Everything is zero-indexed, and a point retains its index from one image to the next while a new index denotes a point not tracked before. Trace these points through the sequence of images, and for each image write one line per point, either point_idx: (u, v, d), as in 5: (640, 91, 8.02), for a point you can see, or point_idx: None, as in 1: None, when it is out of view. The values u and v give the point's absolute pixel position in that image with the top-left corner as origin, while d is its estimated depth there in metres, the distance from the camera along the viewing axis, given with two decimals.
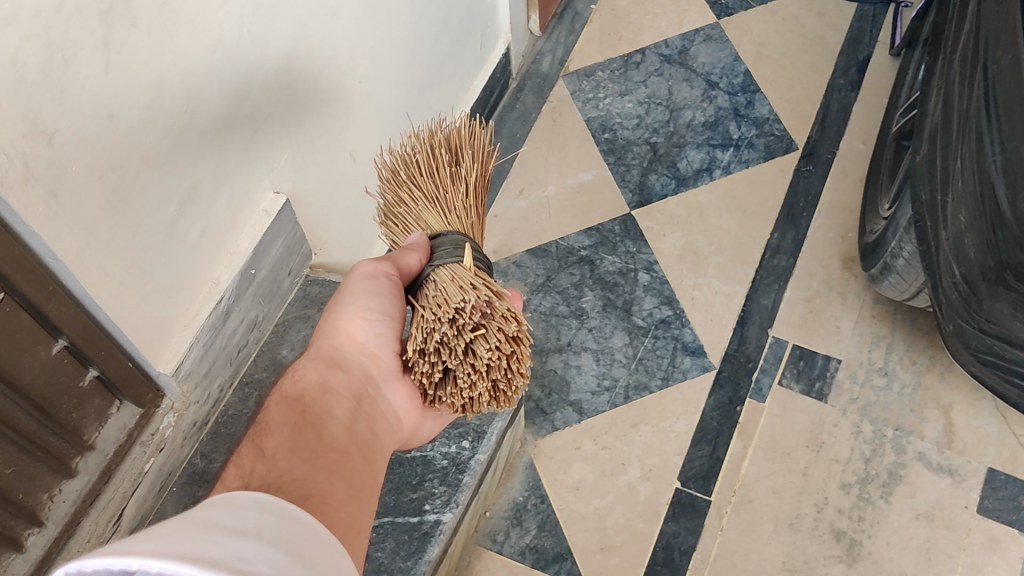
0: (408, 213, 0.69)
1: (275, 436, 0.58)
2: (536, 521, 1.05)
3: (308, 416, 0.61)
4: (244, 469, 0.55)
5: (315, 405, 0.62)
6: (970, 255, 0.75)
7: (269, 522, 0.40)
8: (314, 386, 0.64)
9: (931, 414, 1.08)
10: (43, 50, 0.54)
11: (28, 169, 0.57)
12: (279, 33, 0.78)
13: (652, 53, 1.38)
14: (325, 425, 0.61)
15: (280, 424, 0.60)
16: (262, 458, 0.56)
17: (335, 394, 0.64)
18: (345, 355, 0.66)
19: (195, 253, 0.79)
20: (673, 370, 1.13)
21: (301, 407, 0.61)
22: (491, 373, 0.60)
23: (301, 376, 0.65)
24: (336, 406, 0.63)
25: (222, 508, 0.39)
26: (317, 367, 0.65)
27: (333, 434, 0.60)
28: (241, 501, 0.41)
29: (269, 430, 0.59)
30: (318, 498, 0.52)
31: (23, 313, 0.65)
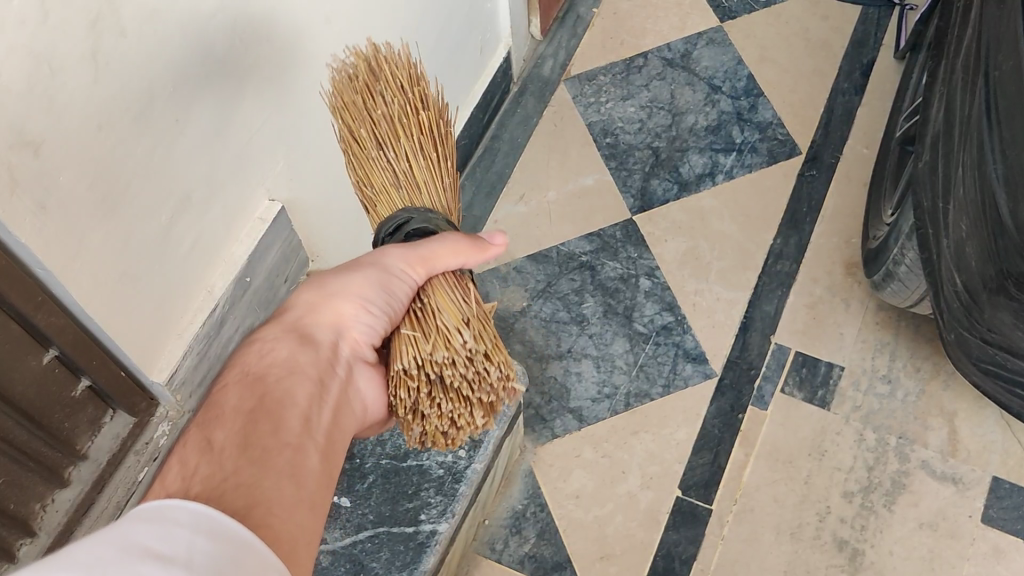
0: (437, 161, 0.68)
1: (226, 425, 0.55)
2: (534, 530, 1.05)
3: (268, 401, 0.57)
4: (190, 467, 0.51)
5: (277, 387, 0.58)
6: (971, 264, 0.74)
7: (204, 545, 0.39)
8: (280, 363, 0.60)
9: (935, 422, 1.06)
10: (29, 61, 0.54)
11: (15, 181, 0.56)
12: (273, 40, 0.77)
13: (654, 57, 1.37)
14: (284, 410, 0.57)
15: (233, 412, 0.56)
16: (209, 453, 0.52)
17: (300, 375, 0.60)
18: (315, 331, 0.64)
19: (189, 262, 0.79)
20: (674, 377, 1.12)
21: (264, 390, 0.58)
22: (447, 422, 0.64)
23: (268, 349, 0.61)
24: (298, 390, 0.59)
25: (152, 529, 0.38)
26: (291, 345, 0.62)
27: (291, 422, 0.57)
28: (178, 516, 0.40)
29: (220, 417, 0.55)
30: (262, 508, 0.49)
31: (13, 324, 0.64)
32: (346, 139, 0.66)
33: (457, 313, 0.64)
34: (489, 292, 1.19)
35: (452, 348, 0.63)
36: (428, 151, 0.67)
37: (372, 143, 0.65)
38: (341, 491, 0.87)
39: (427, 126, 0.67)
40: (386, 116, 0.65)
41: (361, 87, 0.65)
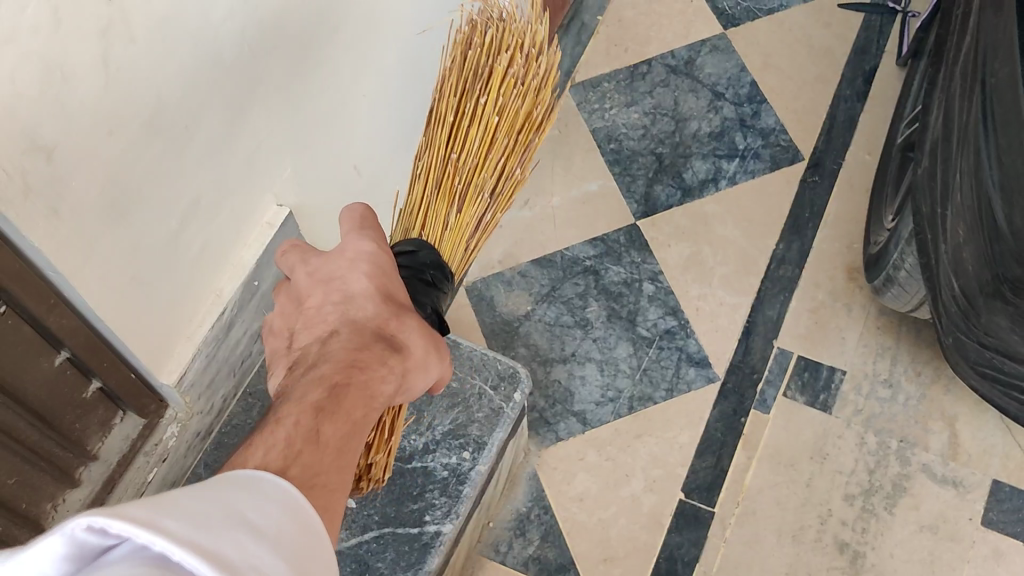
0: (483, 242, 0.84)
1: (331, 426, 0.52)
2: (539, 532, 1.06)
3: (364, 424, 0.56)
4: (304, 448, 0.49)
5: (370, 418, 0.57)
6: (968, 269, 0.74)
7: (288, 525, 0.39)
8: (382, 393, 0.58)
9: (936, 426, 1.07)
10: (41, 68, 0.55)
11: (28, 186, 0.58)
12: (280, 49, 0.78)
13: (658, 64, 1.38)
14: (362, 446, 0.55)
15: (343, 416, 0.54)
16: (316, 443, 0.50)
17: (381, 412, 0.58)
18: (406, 381, 0.62)
19: (198, 265, 0.80)
20: (677, 381, 1.13)
21: (363, 414, 0.56)
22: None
23: (382, 372, 0.59)
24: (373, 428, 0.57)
25: (246, 499, 0.39)
26: (393, 379, 0.60)
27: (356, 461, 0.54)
28: (267, 492, 0.40)
29: (331, 415, 0.53)
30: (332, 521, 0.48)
31: (25, 325, 0.65)
32: (482, 126, 0.77)
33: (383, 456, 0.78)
34: (494, 296, 1.21)
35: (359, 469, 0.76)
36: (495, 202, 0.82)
37: (492, 162, 0.79)
38: None
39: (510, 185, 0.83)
40: (513, 151, 0.81)
41: (522, 116, 0.80)
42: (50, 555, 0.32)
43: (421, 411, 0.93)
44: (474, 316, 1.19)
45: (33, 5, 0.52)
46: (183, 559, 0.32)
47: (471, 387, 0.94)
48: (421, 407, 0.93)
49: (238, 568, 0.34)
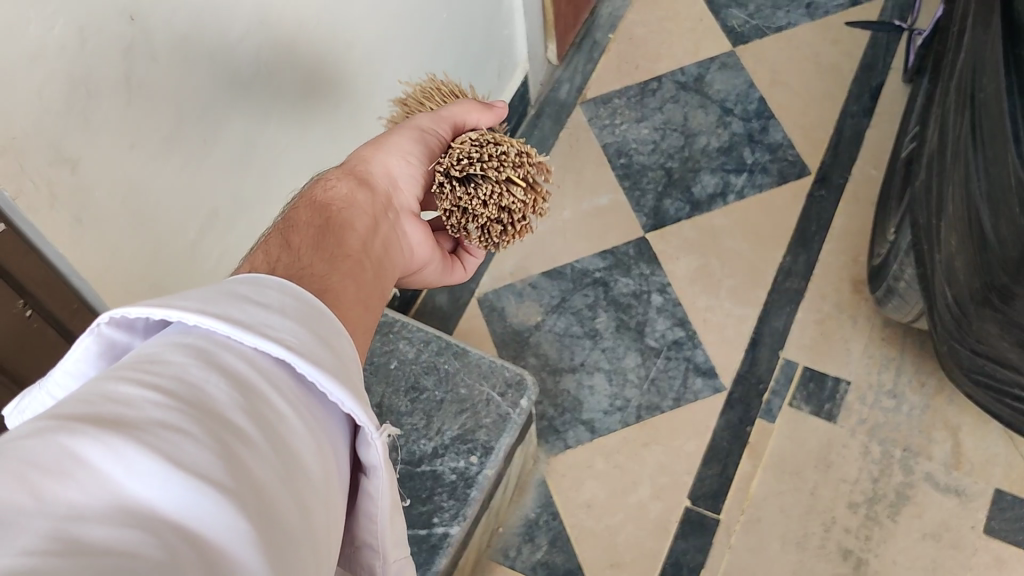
0: None
1: (305, 213, 0.58)
2: (547, 537, 1.08)
3: (333, 222, 0.58)
4: (270, 257, 0.50)
5: (341, 215, 0.59)
6: (959, 277, 0.77)
7: (296, 301, 0.41)
8: (341, 198, 0.61)
9: (939, 435, 1.09)
10: (67, 84, 0.58)
11: (54, 195, 0.61)
12: (297, 66, 0.82)
13: (668, 80, 1.41)
14: (351, 214, 0.60)
15: (307, 223, 0.56)
16: (286, 249, 0.51)
17: (358, 208, 0.61)
18: (374, 178, 0.65)
19: (217, 275, 0.83)
20: (685, 391, 1.15)
21: (316, 216, 0.58)
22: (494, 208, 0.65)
23: (331, 187, 0.63)
24: (358, 220, 0.59)
25: (250, 284, 0.40)
26: (365, 166, 0.65)
27: (351, 240, 0.57)
28: (267, 283, 0.41)
29: (294, 226, 0.55)
30: (329, 297, 0.48)
31: (49, 330, 0.69)
32: None
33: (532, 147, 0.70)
34: (505, 307, 1.23)
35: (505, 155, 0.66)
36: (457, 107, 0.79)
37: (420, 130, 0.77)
38: None
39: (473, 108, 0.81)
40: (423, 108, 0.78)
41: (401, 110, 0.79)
42: (84, 353, 0.39)
43: (430, 416, 0.96)
44: (486, 326, 1.23)
45: (60, 26, 0.56)
46: (199, 323, 0.36)
47: (479, 394, 0.97)
48: (432, 411, 0.96)
49: (249, 324, 0.37)
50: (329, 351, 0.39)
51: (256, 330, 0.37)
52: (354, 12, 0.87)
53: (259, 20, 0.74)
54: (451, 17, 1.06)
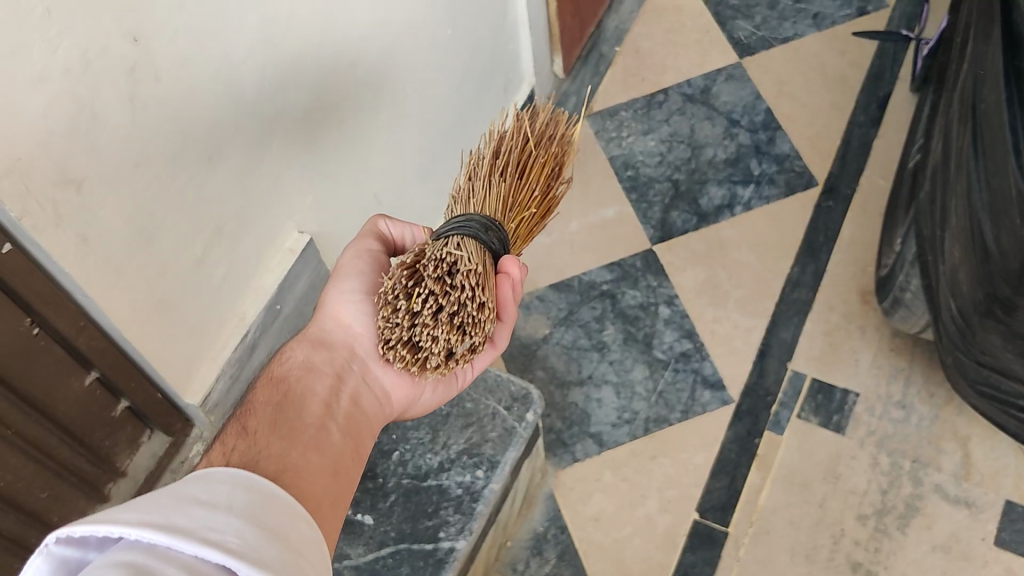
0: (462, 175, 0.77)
1: (265, 393, 0.69)
2: (555, 551, 1.08)
3: (290, 395, 0.68)
4: (229, 442, 0.61)
5: (298, 385, 0.70)
6: (963, 289, 0.76)
7: (240, 495, 0.47)
8: (299, 368, 0.72)
9: (948, 446, 1.08)
10: (71, 107, 0.59)
11: (59, 216, 0.62)
12: (300, 85, 0.82)
13: (674, 93, 1.41)
14: (310, 382, 0.70)
15: (263, 404, 0.67)
16: (244, 435, 0.62)
17: (316, 373, 0.71)
18: (329, 336, 0.74)
19: (222, 292, 0.84)
20: (692, 404, 1.15)
21: (272, 392, 0.69)
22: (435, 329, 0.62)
23: (289, 359, 0.73)
24: (316, 385, 0.70)
25: (200, 484, 0.47)
26: (319, 329, 0.75)
27: (312, 408, 0.68)
28: (219, 477, 0.48)
29: (253, 408, 0.67)
30: (291, 472, 0.59)
31: (56, 347, 0.70)
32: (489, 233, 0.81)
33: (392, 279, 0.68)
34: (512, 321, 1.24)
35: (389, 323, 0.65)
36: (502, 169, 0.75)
37: None
38: (365, 509, 0.91)
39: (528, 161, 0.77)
40: None
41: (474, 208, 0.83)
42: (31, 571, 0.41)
43: (436, 429, 0.96)
44: None
45: (64, 47, 0.57)
46: (141, 536, 0.40)
47: (485, 408, 0.97)
48: (437, 425, 0.96)
49: (190, 528, 0.42)
50: (271, 546, 0.44)
51: (198, 535, 0.41)
52: (358, 30, 0.87)
53: (263, 39, 0.75)
54: (456, 33, 1.06)
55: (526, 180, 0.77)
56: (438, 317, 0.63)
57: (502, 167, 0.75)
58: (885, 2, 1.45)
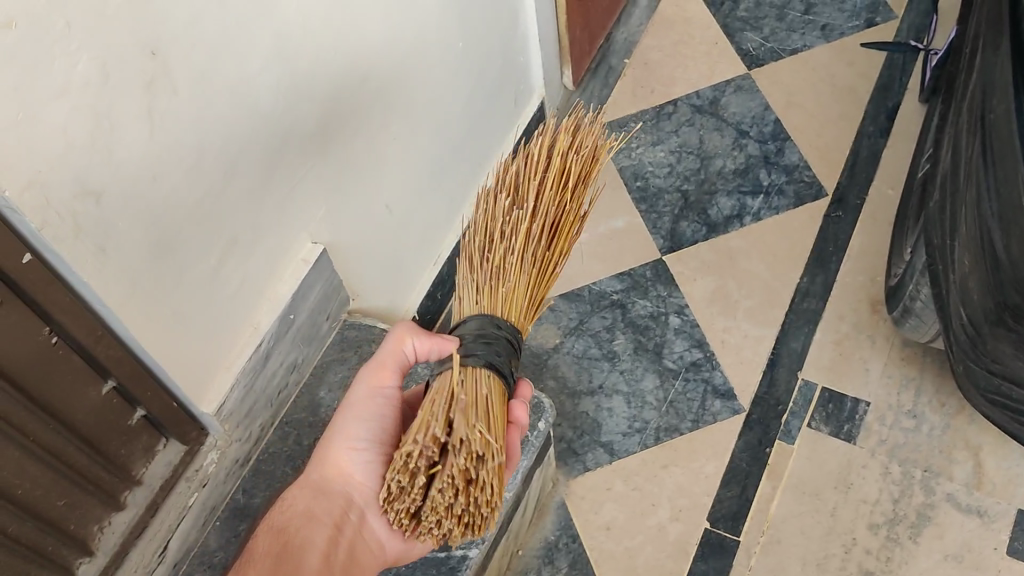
0: (483, 231, 0.79)
1: (266, 540, 0.74)
2: (567, 560, 1.08)
3: (289, 546, 0.73)
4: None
5: (297, 534, 0.75)
6: (973, 297, 0.77)
7: None
8: (300, 516, 0.76)
9: (960, 456, 1.08)
10: (91, 119, 0.60)
11: (79, 226, 0.63)
12: (314, 98, 0.83)
13: (683, 104, 1.42)
14: (310, 533, 0.75)
15: (264, 553, 0.73)
16: None
17: (316, 523, 0.75)
18: (330, 483, 0.77)
19: (237, 301, 0.85)
20: (703, 413, 1.15)
21: (272, 539, 0.74)
22: (444, 518, 0.66)
23: (291, 505, 0.77)
24: (315, 536, 0.75)
25: None
26: (321, 475, 0.77)
27: (311, 560, 0.73)
28: None
29: (254, 557, 0.73)
30: None
31: (74, 356, 0.71)
32: None
33: (417, 425, 0.67)
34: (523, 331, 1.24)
35: (401, 487, 0.66)
36: (532, 250, 0.78)
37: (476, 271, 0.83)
38: None
39: (558, 228, 0.81)
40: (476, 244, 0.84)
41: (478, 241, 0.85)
42: None
43: None
44: None
45: (83, 61, 0.58)
46: None
47: None
48: None
49: None
50: None
51: None
52: (370, 43, 0.88)
53: (277, 52, 0.76)
54: (466, 47, 1.07)
55: (553, 248, 0.81)
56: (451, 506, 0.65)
57: (535, 237, 0.78)
58: (894, 14, 1.45)
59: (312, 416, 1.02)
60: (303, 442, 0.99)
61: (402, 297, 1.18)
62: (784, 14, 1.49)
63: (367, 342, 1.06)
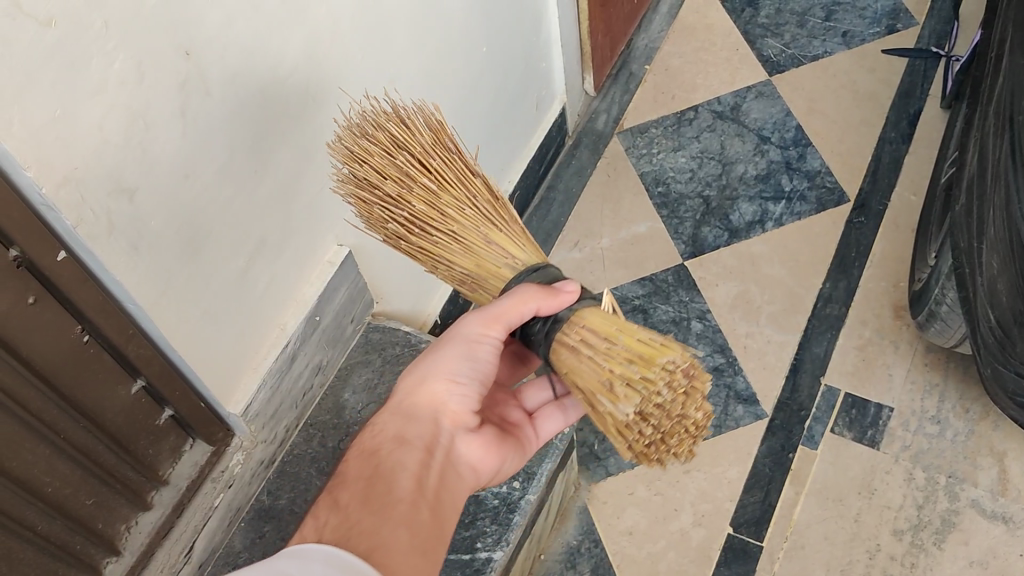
0: (459, 181, 0.71)
1: (355, 466, 0.62)
2: (589, 564, 1.08)
3: (381, 469, 0.61)
4: (317, 519, 0.57)
5: (388, 458, 0.62)
6: (1002, 300, 0.77)
7: None
8: (390, 439, 0.64)
9: (985, 461, 1.08)
10: (126, 116, 0.61)
11: (112, 224, 0.63)
12: (342, 100, 0.84)
13: (705, 110, 1.42)
14: (401, 455, 0.63)
15: (355, 475, 0.61)
16: (334, 509, 0.58)
17: (408, 446, 0.63)
18: (417, 410, 0.67)
19: (265, 302, 0.85)
20: (726, 418, 1.15)
21: (359, 465, 0.62)
22: (687, 431, 0.63)
23: (380, 431, 0.66)
24: (407, 458, 0.62)
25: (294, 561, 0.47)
26: (410, 400, 0.67)
27: (404, 482, 0.60)
28: (314, 555, 0.48)
29: (344, 481, 0.61)
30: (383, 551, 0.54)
31: (106, 355, 0.72)
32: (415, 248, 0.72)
33: (637, 343, 0.62)
34: None
35: (658, 403, 0.61)
36: None
37: (429, 233, 0.71)
38: None
39: None
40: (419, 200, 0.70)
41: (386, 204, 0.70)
42: None
43: None
44: None
45: (120, 59, 0.58)
46: None
47: None
48: None
49: None
50: None
51: None
52: (397, 46, 0.89)
53: (307, 54, 0.76)
54: (491, 51, 1.08)
55: None
56: (694, 420, 0.63)
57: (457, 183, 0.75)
58: (915, 20, 1.45)
59: (336, 418, 1.02)
60: (327, 444, 0.99)
61: (425, 300, 1.18)
62: (805, 20, 1.49)
63: (391, 344, 1.06)
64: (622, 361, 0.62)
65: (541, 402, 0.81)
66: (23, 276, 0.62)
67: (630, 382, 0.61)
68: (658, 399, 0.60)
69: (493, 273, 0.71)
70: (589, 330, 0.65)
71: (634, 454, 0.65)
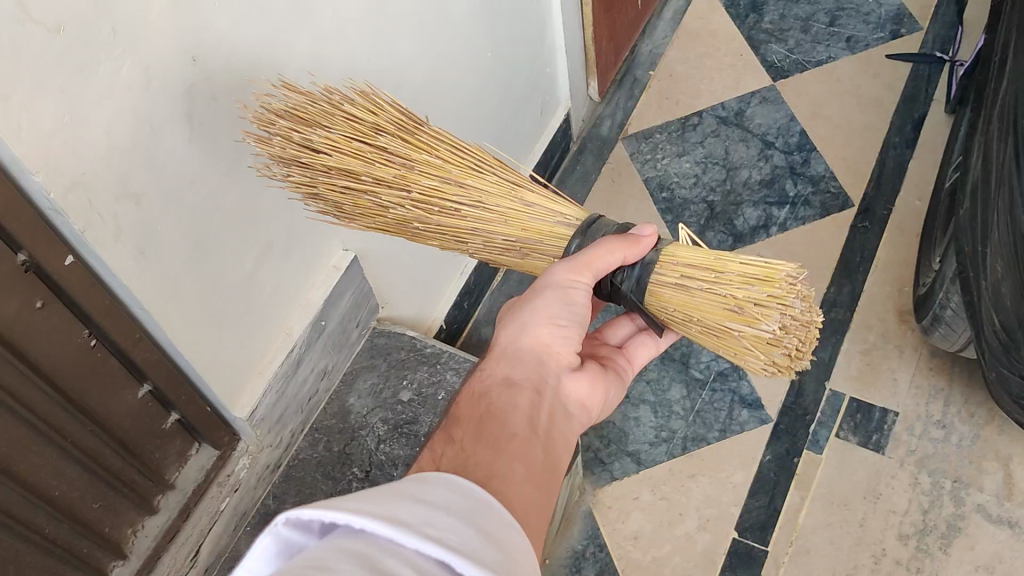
0: (454, 149, 0.72)
1: (467, 407, 0.61)
2: (594, 569, 1.07)
3: (493, 408, 0.60)
4: (433, 455, 0.57)
5: (498, 398, 0.61)
6: (1006, 304, 0.77)
7: (458, 501, 0.44)
8: (499, 381, 0.63)
9: (990, 466, 1.08)
10: (133, 122, 0.61)
11: (119, 228, 0.63)
12: None
13: (709, 116, 1.42)
14: (512, 395, 0.61)
15: (468, 416, 0.60)
16: (451, 444, 0.57)
17: (518, 387, 0.62)
18: (525, 354, 0.65)
19: (271, 305, 0.86)
20: (730, 423, 1.15)
21: (474, 405, 0.61)
22: (813, 341, 0.66)
23: (488, 374, 0.65)
24: (518, 398, 0.61)
25: (417, 484, 0.45)
26: (515, 344, 0.66)
27: (517, 419, 0.59)
28: (436, 479, 0.46)
29: (459, 420, 0.60)
30: (499, 482, 0.53)
31: (113, 359, 0.72)
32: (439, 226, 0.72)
33: (745, 266, 0.65)
34: None
35: (793, 315, 0.63)
36: None
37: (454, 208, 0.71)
38: None
39: None
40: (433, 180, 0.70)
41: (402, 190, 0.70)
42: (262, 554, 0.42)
43: None
44: None
45: (128, 66, 0.59)
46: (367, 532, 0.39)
47: None
48: None
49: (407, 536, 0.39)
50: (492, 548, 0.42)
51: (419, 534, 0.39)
52: (403, 51, 0.89)
53: (314, 60, 0.77)
54: (496, 57, 1.08)
55: None
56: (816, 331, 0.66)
57: None
58: (918, 26, 1.46)
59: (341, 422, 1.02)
60: (333, 448, 0.99)
61: (431, 305, 1.18)
62: (809, 26, 1.50)
63: (398, 349, 1.07)
64: (742, 286, 0.65)
65: (626, 337, 0.80)
66: (31, 281, 0.62)
67: (759, 303, 0.64)
68: (794, 310, 0.63)
69: (544, 233, 0.72)
70: (689, 266, 0.67)
71: (771, 373, 0.67)
